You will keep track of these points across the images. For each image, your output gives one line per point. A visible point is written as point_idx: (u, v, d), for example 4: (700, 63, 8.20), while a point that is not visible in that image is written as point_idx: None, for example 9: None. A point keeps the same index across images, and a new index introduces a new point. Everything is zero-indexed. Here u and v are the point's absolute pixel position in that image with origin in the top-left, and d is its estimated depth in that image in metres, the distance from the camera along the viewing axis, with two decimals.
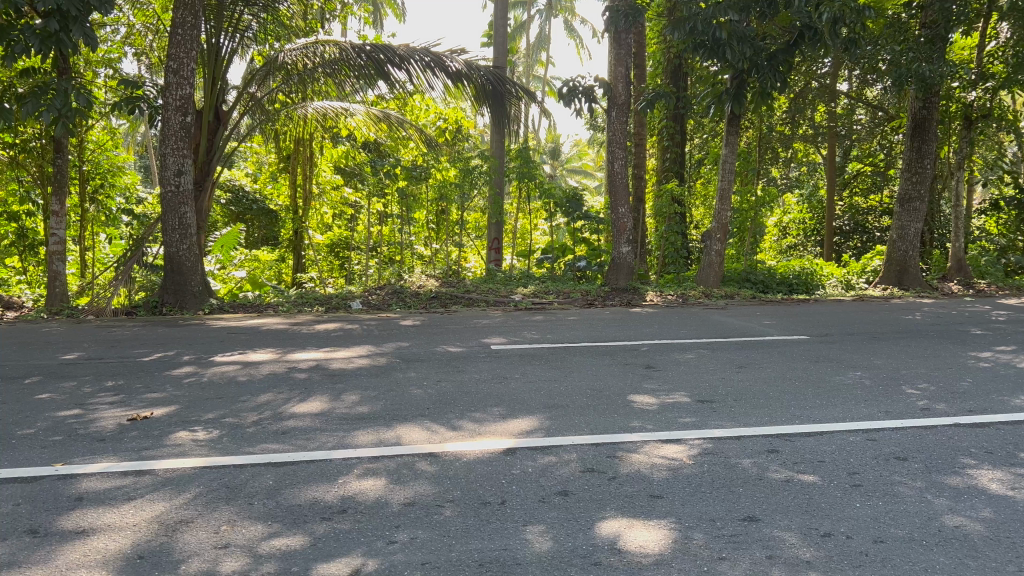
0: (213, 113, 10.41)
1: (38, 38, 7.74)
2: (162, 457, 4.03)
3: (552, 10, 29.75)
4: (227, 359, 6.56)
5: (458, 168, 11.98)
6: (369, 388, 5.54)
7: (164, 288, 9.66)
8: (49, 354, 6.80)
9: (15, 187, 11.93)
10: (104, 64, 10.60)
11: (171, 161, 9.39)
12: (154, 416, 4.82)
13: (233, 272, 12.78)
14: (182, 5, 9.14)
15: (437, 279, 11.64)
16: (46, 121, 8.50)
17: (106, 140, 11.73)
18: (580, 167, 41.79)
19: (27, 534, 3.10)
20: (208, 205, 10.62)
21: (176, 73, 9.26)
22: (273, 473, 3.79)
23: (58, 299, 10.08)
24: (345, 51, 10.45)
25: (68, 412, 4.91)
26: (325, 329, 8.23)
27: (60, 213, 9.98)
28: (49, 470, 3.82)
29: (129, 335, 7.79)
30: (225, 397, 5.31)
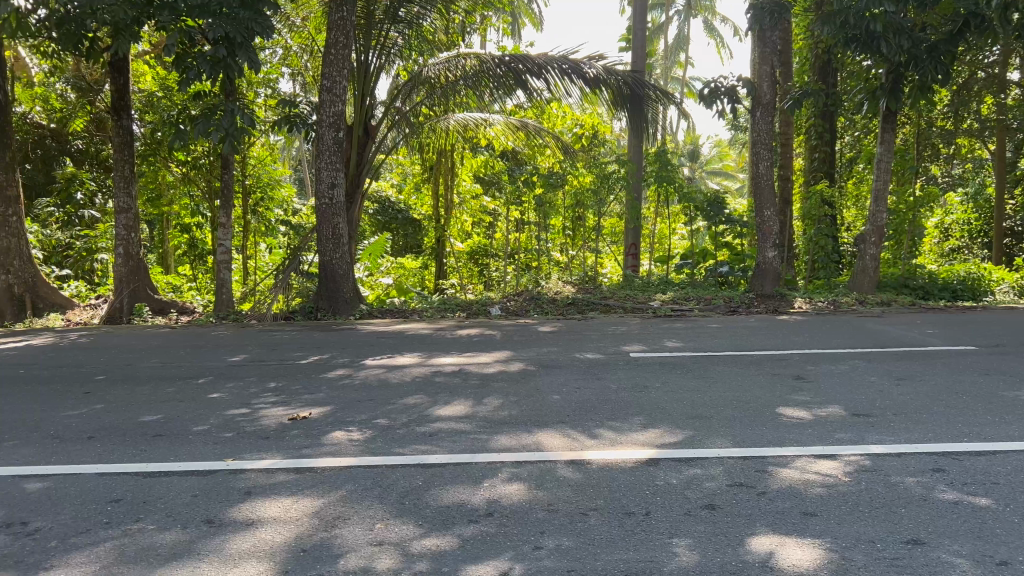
0: (363, 128, 11.00)
1: (209, 63, 8.40)
2: (320, 455, 4.25)
3: (692, 10, 29.17)
4: (376, 362, 6.85)
5: (595, 174, 11.92)
6: (510, 394, 5.61)
7: (319, 294, 10.22)
8: (218, 356, 7.35)
9: (188, 202, 13.03)
10: (264, 84, 11.41)
11: (325, 175, 9.93)
12: (313, 416, 5.10)
13: (380, 279, 13.33)
14: (335, 26, 9.63)
15: (574, 285, 11.66)
16: (215, 140, 9.19)
17: (266, 156, 12.68)
18: (721, 169, 40.72)
19: (205, 523, 3.36)
20: (358, 216, 11.15)
21: (330, 91, 9.78)
22: (423, 474, 3.92)
23: (225, 304, 10.81)
24: (486, 63, 10.70)
25: (237, 410, 5.28)
26: (467, 334, 8.43)
27: (227, 225, 10.76)
28: (221, 464, 4.12)
29: (288, 339, 8.29)
30: (376, 399, 5.53)
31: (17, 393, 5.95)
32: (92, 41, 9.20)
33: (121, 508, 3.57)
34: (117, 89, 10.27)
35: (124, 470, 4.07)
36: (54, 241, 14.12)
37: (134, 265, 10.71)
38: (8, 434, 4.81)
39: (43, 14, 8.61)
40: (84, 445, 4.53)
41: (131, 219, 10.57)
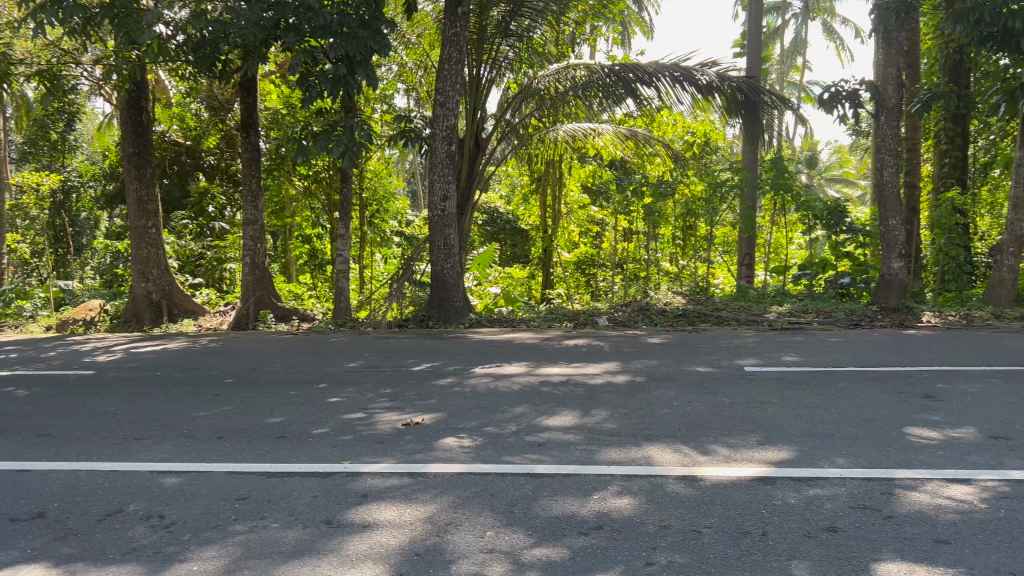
0: (474, 141, 11.23)
1: (331, 81, 8.75)
2: (432, 461, 4.34)
3: (809, 13, 28.22)
4: (485, 371, 6.93)
5: (706, 183, 11.54)
6: (619, 406, 5.56)
7: (430, 304, 10.43)
8: (337, 361, 7.64)
9: (308, 214, 13.63)
10: (381, 100, 11.82)
11: (438, 187, 10.15)
12: (425, 422, 5.22)
13: (488, 288, 13.49)
14: (449, 42, 9.85)
15: (685, 296, 11.46)
16: (335, 154, 9.55)
17: (381, 169, 13.13)
18: (841, 176, 39.10)
19: (324, 524, 3.50)
20: (469, 227, 11.34)
21: (443, 106, 10.01)
22: (533, 484, 3.94)
23: (342, 312, 11.21)
24: (596, 73, 10.65)
25: (353, 415, 5.46)
26: (576, 344, 8.42)
27: (344, 235, 11.17)
28: (340, 467, 4.28)
29: (402, 346, 8.52)
30: (485, 407, 5.60)
31: (155, 393, 6.37)
32: (224, 63, 9.78)
33: (247, 506, 3.76)
34: (246, 108, 10.86)
35: (251, 469, 4.28)
36: (188, 251, 15.07)
37: (260, 274, 11.28)
38: (148, 432, 5.15)
39: (182, 39, 9.21)
40: (215, 444, 4.80)
41: (258, 231, 11.16)
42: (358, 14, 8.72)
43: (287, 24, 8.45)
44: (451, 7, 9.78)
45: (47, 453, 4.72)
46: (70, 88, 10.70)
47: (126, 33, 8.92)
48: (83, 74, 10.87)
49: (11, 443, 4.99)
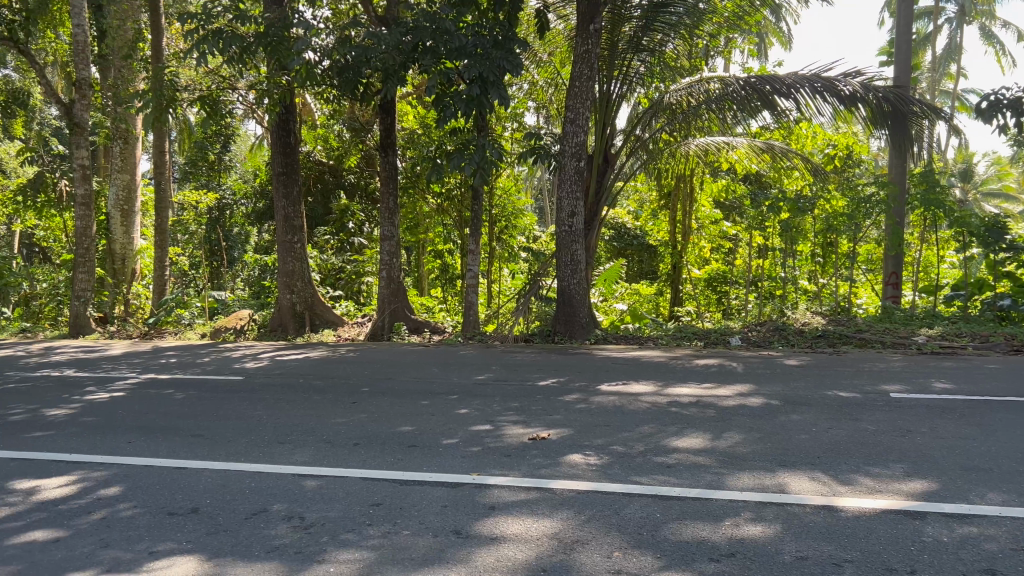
0: (602, 156, 11.20)
1: (465, 102, 8.93)
2: (558, 477, 4.34)
3: (965, 16, 26.46)
4: (612, 389, 6.87)
5: (848, 198, 11.01)
6: (752, 429, 5.37)
7: (556, 319, 10.46)
8: (466, 374, 7.78)
9: (440, 230, 14.02)
10: (512, 118, 12.05)
11: (566, 204, 10.19)
12: (551, 437, 5.23)
13: (615, 304, 13.39)
14: (580, 59, 9.92)
15: (824, 316, 10.90)
16: (467, 172, 9.77)
17: (511, 186, 13.35)
18: (1000, 189, 36.30)
19: (453, 534, 3.56)
20: (596, 242, 11.27)
21: (573, 122, 10.06)
22: (661, 506, 3.86)
23: (472, 325, 11.42)
24: (730, 86, 10.38)
25: (481, 427, 5.55)
26: (705, 364, 8.20)
27: (475, 251, 11.44)
28: (468, 478, 4.35)
29: (528, 360, 8.58)
30: (612, 425, 5.55)
31: (297, 400, 6.72)
32: (365, 85, 10.26)
33: (380, 512, 3.89)
34: (384, 128, 11.29)
35: (384, 476, 4.42)
36: (329, 265, 15.91)
37: (395, 287, 11.69)
38: (290, 436, 5.44)
39: (327, 64, 9.74)
40: (351, 450, 5.00)
41: (394, 246, 11.60)
42: (492, 35, 8.92)
43: (424, 47, 8.81)
44: (583, 24, 9.83)
45: (201, 452, 5.07)
46: (227, 112, 11.53)
47: (277, 60, 9.54)
48: (239, 99, 11.64)
49: (169, 442, 5.39)
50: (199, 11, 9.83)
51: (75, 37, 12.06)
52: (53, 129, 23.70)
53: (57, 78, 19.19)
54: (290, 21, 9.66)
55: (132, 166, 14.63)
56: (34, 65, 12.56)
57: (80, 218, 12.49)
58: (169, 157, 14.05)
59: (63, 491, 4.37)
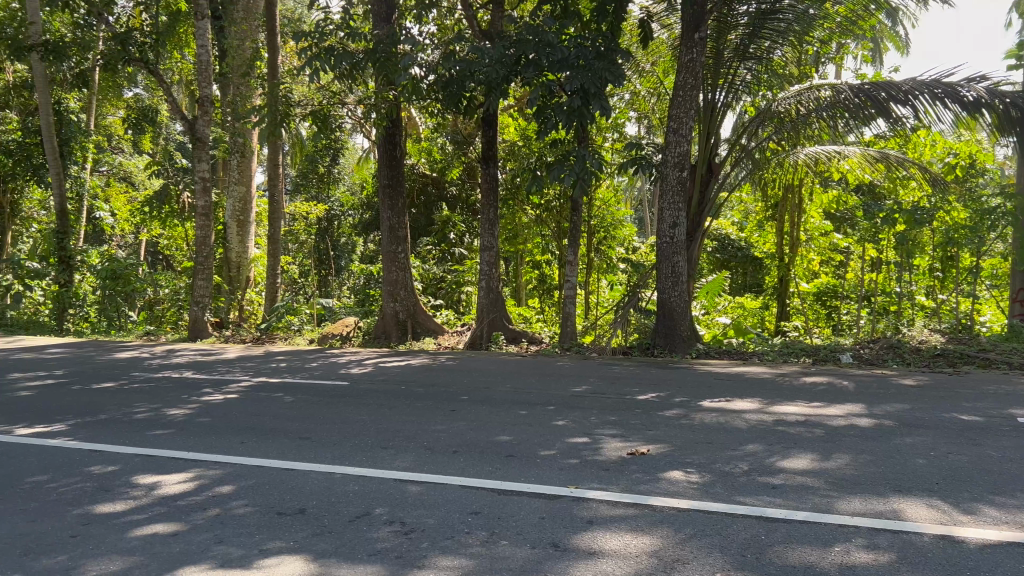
0: (706, 166, 11.02)
1: (566, 113, 8.91)
2: (659, 494, 4.26)
3: None
4: (714, 405, 6.71)
5: (972, 210, 10.20)
6: (864, 451, 5.12)
7: (656, 332, 10.27)
8: (565, 385, 7.76)
9: (539, 241, 14.06)
10: (613, 129, 11.98)
11: (668, 215, 10.05)
12: (651, 452, 5.14)
13: (717, 318, 13.09)
14: (684, 68, 9.76)
15: (943, 334, 10.34)
16: (567, 184, 9.75)
17: (611, 197, 13.29)
18: None
19: (551, 546, 3.55)
20: (699, 254, 11.07)
21: (676, 132, 9.92)
22: (767, 527, 3.73)
23: (569, 337, 11.36)
24: (842, 93, 9.95)
25: (579, 439, 5.52)
26: (813, 382, 7.89)
27: (574, 262, 11.42)
28: (566, 490, 4.33)
29: (627, 374, 8.48)
30: (715, 442, 5.41)
31: (399, 406, 6.86)
32: (468, 99, 10.44)
33: (479, 521, 3.91)
34: (487, 141, 11.42)
35: (483, 486, 4.46)
36: (431, 274, 16.23)
37: (493, 297, 11.81)
38: (392, 441, 5.56)
39: (432, 78, 9.98)
40: (450, 458, 5.06)
41: (493, 256, 11.70)
42: (595, 46, 8.89)
43: (527, 60, 8.89)
44: (687, 34, 9.71)
45: (307, 455, 5.25)
46: (336, 127, 11.95)
47: (385, 75, 9.83)
48: (348, 113, 11.99)
49: (278, 443, 5.60)
50: (312, 30, 10.25)
51: (199, 57, 12.76)
52: (178, 145, 25.17)
53: (182, 96, 20.39)
54: (397, 38, 9.95)
55: (248, 178, 15.48)
56: (162, 83, 13.36)
57: (200, 227, 13.17)
58: (282, 170, 14.66)
59: (182, 487, 4.61)
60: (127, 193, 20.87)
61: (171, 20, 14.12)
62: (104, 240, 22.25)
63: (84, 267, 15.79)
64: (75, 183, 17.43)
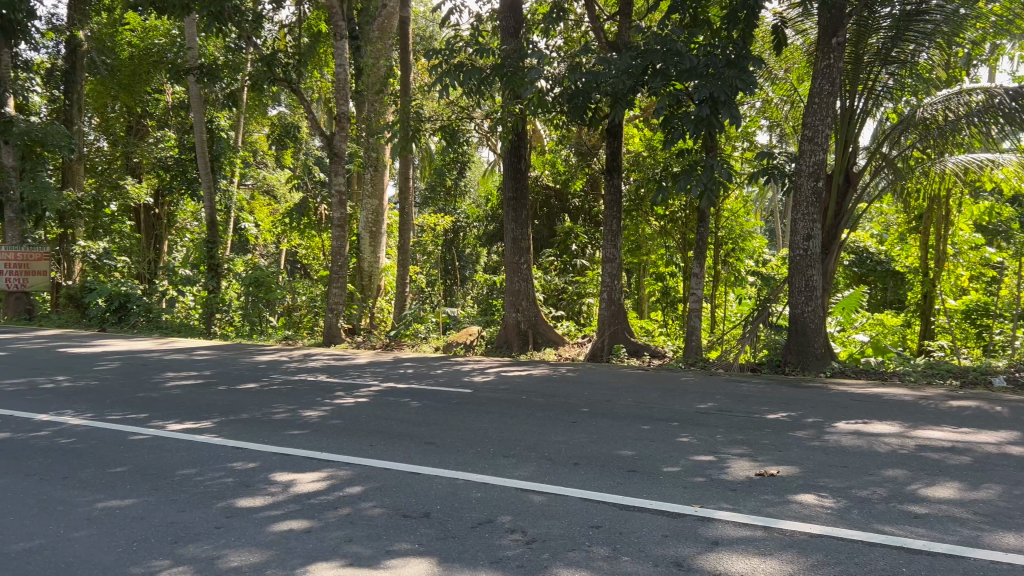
0: (844, 175, 10.51)
1: (694, 123, 8.73)
2: (789, 517, 4.09)
3: None
4: (849, 427, 6.38)
5: None
6: (1019, 483, 4.72)
7: (788, 348, 9.87)
8: (689, 401, 7.58)
9: (664, 253, 13.93)
10: (743, 137, 11.71)
11: (801, 226, 9.68)
12: (781, 474, 4.95)
13: (854, 335, 12.48)
14: (821, 74, 9.39)
15: None
16: (694, 194, 9.54)
17: (739, 207, 12.96)
18: None
19: (674, 565, 3.47)
20: (834, 268, 10.55)
21: (811, 140, 9.54)
22: (907, 559, 3.51)
23: (693, 351, 11.09)
24: (997, 97, 9.28)
25: (704, 457, 5.38)
26: (961, 406, 7.35)
27: (700, 274, 11.17)
28: (690, 509, 4.23)
29: (756, 391, 8.20)
30: (850, 467, 5.14)
31: (521, 416, 6.91)
32: (593, 110, 10.43)
33: (600, 535, 3.88)
34: (611, 152, 11.37)
35: (605, 499, 4.42)
36: (552, 285, 16.30)
37: (615, 309, 11.71)
38: (514, 451, 5.61)
39: (557, 91, 10.05)
40: (572, 470, 5.06)
41: (616, 268, 11.64)
42: (725, 54, 8.67)
43: (654, 69, 8.76)
44: (824, 39, 9.32)
45: (432, 460, 5.38)
46: (464, 141, 12.23)
47: (512, 89, 10.00)
48: (475, 127, 12.28)
49: (405, 447, 5.77)
50: (443, 47, 10.58)
51: (337, 76, 13.42)
52: (316, 160, 26.49)
53: (320, 114, 21.47)
54: (524, 53, 10.11)
55: (381, 191, 16.08)
56: (302, 101, 14.11)
57: (335, 238, 13.78)
58: (412, 183, 15.15)
59: (315, 486, 4.82)
60: (270, 205, 22.16)
61: (312, 42, 14.93)
62: (249, 250, 23.67)
63: (230, 274, 16.87)
64: (223, 196, 18.68)
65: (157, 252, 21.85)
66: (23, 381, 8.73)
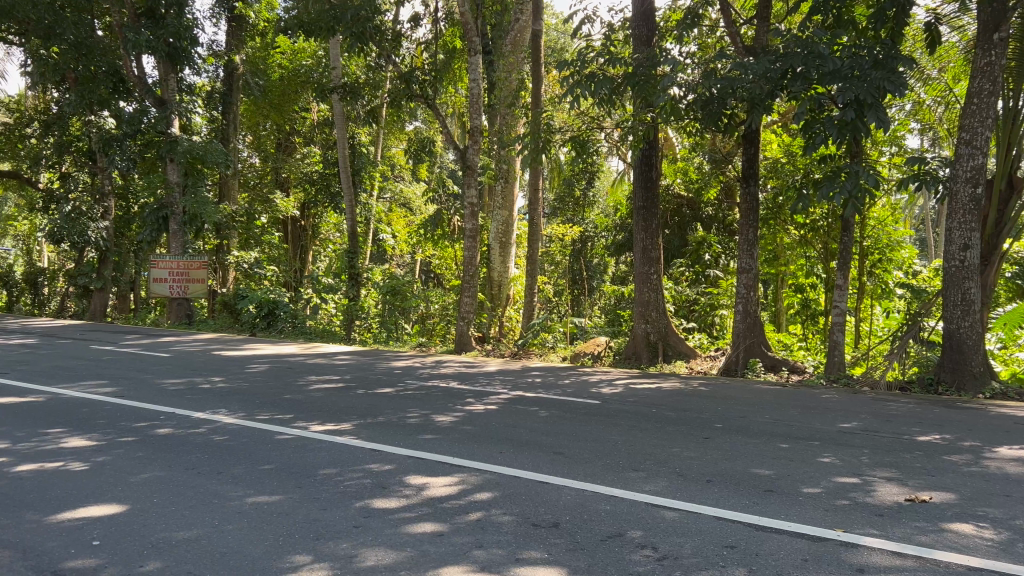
0: (1006, 181, 9.73)
1: (837, 127, 8.35)
2: (944, 547, 3.81)
3: None
4: (1012, 452, 5.88)
5: None
6: None
7: (942, 366, 9.22)
8: (831, 420, 7.22)
9: (804, 263, 13.44)
10: (891, 142, 11.10)
11: (957, 235, 9.04)
12: (934, 500, 4.63)
13: (1017, 353, 11.51)
14: (980, 73, 8.77)
15: None
16: (837, 202, 9.09)
17: (887, 216, 12.29)
18: None
19: None
20: (995, 280, 9.74)
21: (969, 144, 8.90)
22: None
23: (836, 367, 10.53)
24: None
25: (847, 479, 5.11)
26: None
27: (843, 286, 10.61)
28: (833, 533, 4.03)
29: (905, 411, 7.70)
30: (1013, 495, 4.74)
31: (651, 429, 6.81)
32: (729, 117, 10.16)
33: (735, 555, 3.76)
34: (748, 159, 11.03)
35: (739, 519, 4.27)
36: (684, 296, 15.98)
37: (751, 322, 11.31)
38: (644, 464, 5.53)
39: (690, 98, 9.87)
40: (704, 487, 4.93)
41: (752, 279, 11.28)
42: (872, 54, 8.22)
43: (794, 73, 8.51)
44: (985, 35, 8.71)
45: (561, 470, 5.38)
46: (594, 151, 12.25)
47: (644, 96, 9.95)
48: (606, 137, 12.27)
49: (534, 456, 5.82)
50: (574, 59, 10.64)
51: (471, 90, 13.76)
52: (450, 173, 27.25)
53: (454, 128, 22.07)
54: (657, 60, 10.02)
55: (511, 203, 16.29)
56: (437, 115, 14.54)
57: (468, 248, 14.10)
58: (541, 194, 15.25)
59: (447, 491, 4.93)
60: (406, 216, 22.99)
61: (447, 57, 15.40)
62: (387, 260, 24.58)
63: (369, 283, 17.59)
64: (363, 209, 19.53)
65: (303, 262, 23.12)
66: (183, 381, 9.42)
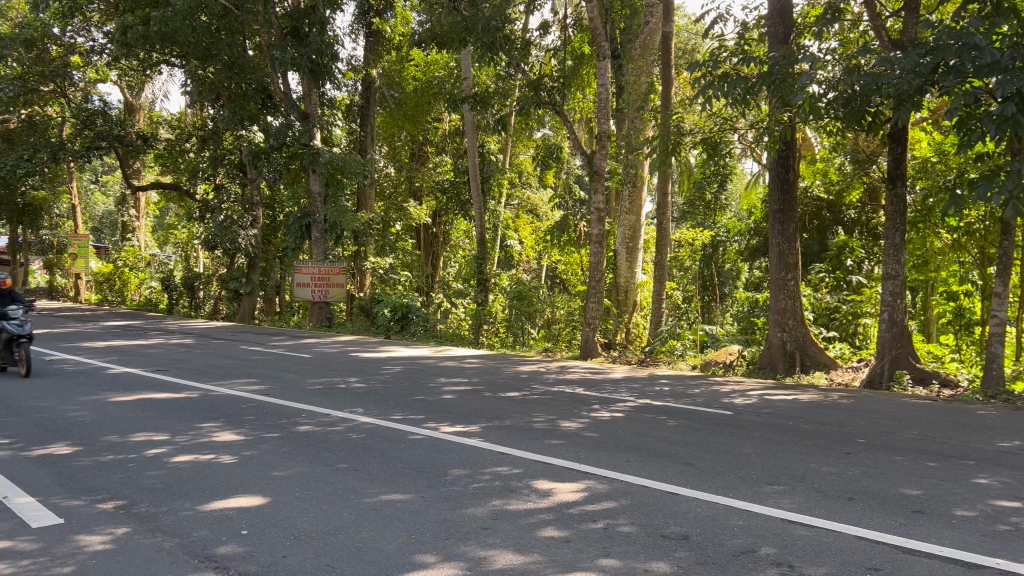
0: None
1: (995, 123, 7.67)
2: None
3: None
4: None
5: None
6: None
7: None
8: (989, 438, 6.69)
9: (956, 268, 12.72)
10: None
11: None
12: None
13: None
14: None
15: None
16: (996, 203, 8.37)
17: None
18: None
19: None
20: None
21: None
22: None
23: (994, 382, 9.69)
24: None
25: (1008, 503, 4.72)
26: None
27: (1002, 294, 9.77)
28: (991, 561, 3.73)
29: None
30: None
31: (787, 442, 6.54)
32: (873, 115, 9.63)
33: None
34: (894, 159, 10.40)
35: (883, 540, 4.04)
36: (823, 303, 15.24)
37: (897, 331, 10.64)
38: (779, 479, 5.31)
39: (830, 96, 9.43)
40: (845, 505, 4.68)
41: (898, 286, 10.64)
42: None
43: (947, 66, 7.98)
44: None
45: (690, 481, 5.27)
46: (727, 153, 11.93)
47: (781, 96, 9.62)
48: (739, 139, 11.95)
49: (663, 466, 5.71)
50: (706, 61, 10.46)
51: (598, 95, 13.67)
52: (579, 177, 27.28)
53: (581, 134, 22.14)
54: (794, 57, 9.65)
55: (639, 207, 16.12)
56: (565, 121, 14.54)
57: (595, 253, 14.11)
58: (671, 199, 14.95)
59: (575, 497, 4.92)
60: (533, 222, 23.33)
61: (575, 63, 15.45)
62: (514, 266, 24.98)
63: (496, 288, 17.91)
64: (491, 216, 19.87)
65: (434, 268, 23.86)
66: (322, 380, 9.90)
